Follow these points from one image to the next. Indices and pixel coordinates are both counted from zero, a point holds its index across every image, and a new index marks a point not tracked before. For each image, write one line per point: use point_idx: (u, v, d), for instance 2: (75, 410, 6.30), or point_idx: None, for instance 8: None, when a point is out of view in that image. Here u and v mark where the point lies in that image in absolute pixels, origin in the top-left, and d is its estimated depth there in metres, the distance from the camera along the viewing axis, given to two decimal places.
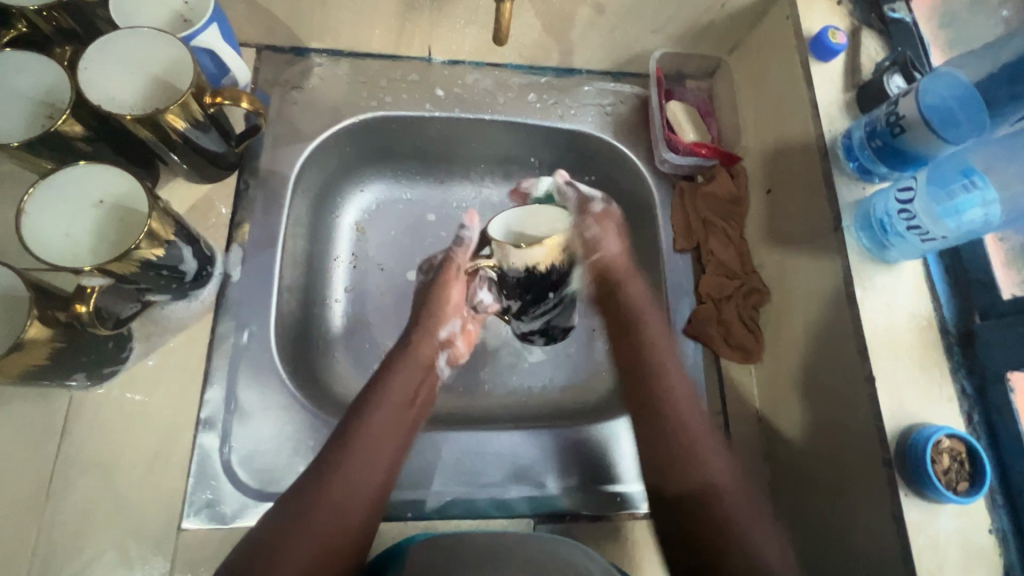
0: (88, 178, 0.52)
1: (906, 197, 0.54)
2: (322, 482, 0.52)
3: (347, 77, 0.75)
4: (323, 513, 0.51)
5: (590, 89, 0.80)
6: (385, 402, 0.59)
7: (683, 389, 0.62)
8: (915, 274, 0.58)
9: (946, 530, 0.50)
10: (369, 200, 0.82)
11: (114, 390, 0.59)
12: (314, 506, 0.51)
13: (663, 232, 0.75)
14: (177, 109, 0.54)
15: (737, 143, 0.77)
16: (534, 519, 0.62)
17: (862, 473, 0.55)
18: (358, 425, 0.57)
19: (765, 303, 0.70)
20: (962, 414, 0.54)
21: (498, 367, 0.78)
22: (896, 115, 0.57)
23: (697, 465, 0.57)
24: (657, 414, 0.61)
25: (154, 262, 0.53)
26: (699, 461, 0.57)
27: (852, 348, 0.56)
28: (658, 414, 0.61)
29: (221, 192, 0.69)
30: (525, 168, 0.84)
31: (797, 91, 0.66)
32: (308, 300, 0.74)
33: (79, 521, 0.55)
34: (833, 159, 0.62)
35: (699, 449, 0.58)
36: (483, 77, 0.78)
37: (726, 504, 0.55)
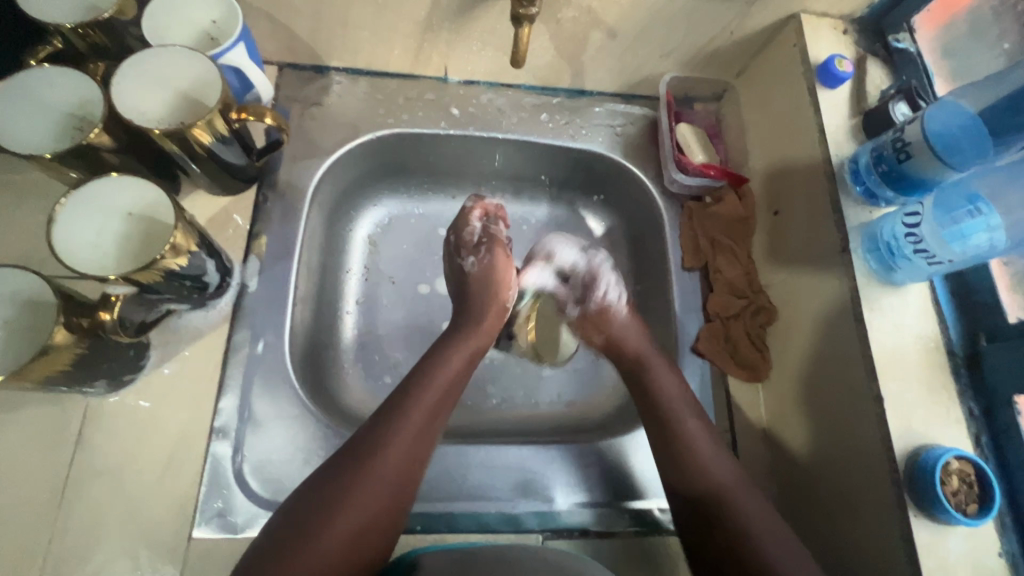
0: (117, 189, 0.54)
1: (913, 221, 0.56)
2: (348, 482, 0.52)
3: (365, 95, 0.77)
4: (351, 508, 0.51)
5: (600, 110, 0.82)
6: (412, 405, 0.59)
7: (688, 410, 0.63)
8: (920, 296, 0.59)
9: (956, 553, 0.50)
10: (382, 214, 0.84)
11: (129, 397, 0.60)
12: (339, 508, 0.51)
13: (671, 250, 0.77)
14: (204, 125, 0.56)
15: (744, 165, 0.79)
16: (542, 534, 0.63)
17: (871, 492, 0.55)
18: (396, 427, 0.56)
19: (772, 322, 0.71)
20: (970, 436, 0.55)
21: (506, 381, 0.79)
22: (902, 141, 0.58)
23: (716, 478, 0.58)
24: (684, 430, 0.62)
25: (177, 271, 0.54)
26: (702, 472, 0.59)
27: (860, 368, 0.57)
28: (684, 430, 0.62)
29: (240, 204, 0.70)
30: (535, 185, 0.86)
31: (805, 116, 0.68)
32: (321, 311, 0.75)
33: (91, 527, 0.55)
34: (840, 183, 0.63)
35: (708, 462, 0.59)
36: (496, 97, 0.80)
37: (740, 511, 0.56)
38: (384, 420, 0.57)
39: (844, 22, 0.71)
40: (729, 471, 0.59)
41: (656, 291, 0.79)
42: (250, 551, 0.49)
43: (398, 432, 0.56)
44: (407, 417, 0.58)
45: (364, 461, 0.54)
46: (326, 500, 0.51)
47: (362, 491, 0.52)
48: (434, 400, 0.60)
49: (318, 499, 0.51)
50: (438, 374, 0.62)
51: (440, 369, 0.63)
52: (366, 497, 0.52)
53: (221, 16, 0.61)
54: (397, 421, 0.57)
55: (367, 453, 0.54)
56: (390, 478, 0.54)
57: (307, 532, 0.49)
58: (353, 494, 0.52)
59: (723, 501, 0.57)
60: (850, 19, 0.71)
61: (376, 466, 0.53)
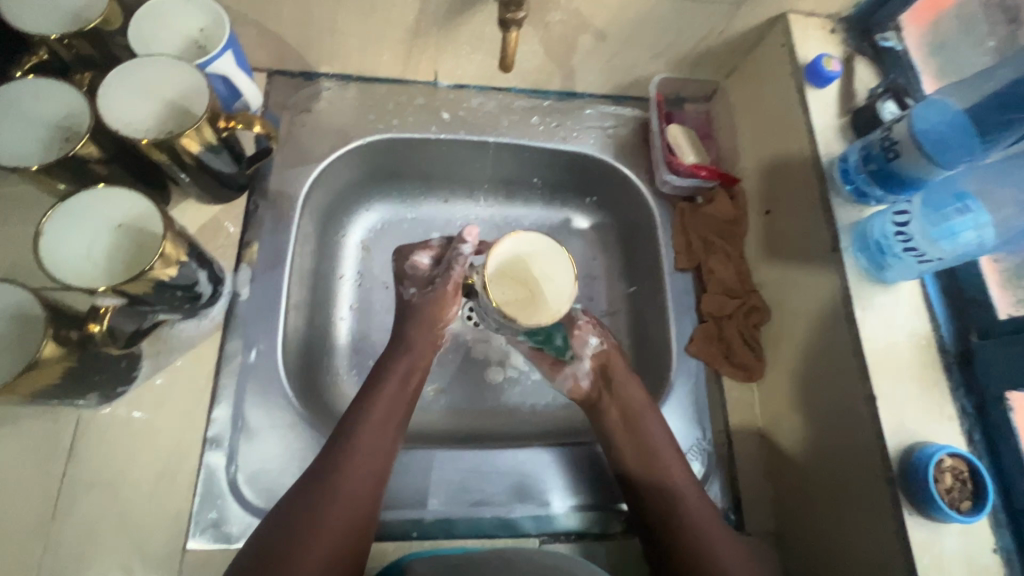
0: (108, 199, 0.54)
1: (902, 219, 0.56)
2: (318, 485, 0.55)
3: (355, 101, 0.77)
4: (332, 508, 0.53)
5: (591, 112, 0.82)
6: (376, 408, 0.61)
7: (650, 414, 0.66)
8: (912, 293, 0.59)
9: (950, 550, 0.50)
10: (374, 220, 0.84)
11: (121, 409, 0.60)
12: (316, 512, 0.53)
13: (664, 251, 0.77)
14: (193, 134, 0.56)
15: (735, 164, 0.79)
16: (539, 538, 0.63)
17: (866, 491, 0.55)
18: (348, 436, 0.58)
19: (765, 321, 0.71)
20: (962, 432, 0.55)
21: (501, 385, 0.78)
22: (890, 140, 0.58)
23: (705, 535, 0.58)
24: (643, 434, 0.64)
25: (167, 282, 0.54)
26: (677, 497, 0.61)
27: (853, 367, 0.57)
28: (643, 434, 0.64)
29: (231, 212, 0.70)
30: (527, 188, 0.86)
31: (795, 115, 0.68)
32: (315, 317, 0.75)
33: (85, 541, 0.55)
34: (829, 182, 0.63)
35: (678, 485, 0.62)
36: (486, 101, 0.80)
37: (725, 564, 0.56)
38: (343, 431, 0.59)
39: (832, 21, 0.71)
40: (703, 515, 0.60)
41: (649, 292, 0.79)
42: (238, 564, 0.50)
43: (339, 478, 0.55)
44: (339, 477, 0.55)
45: (296, 530, 0.52)
46: (271, 551, 0.50)
47: (297, 566, 0.50)
48: (369, 451, 0.58)
49: (263, 551, 0.50)
50: (365, 422, 0.60)
51: (375, 412, 0.61)
52: (336, 497, 0.54)
53: (208, 24, 0.61)
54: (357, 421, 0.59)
55: (300, 523, 0.52)
56: (323, 551, 0.51)
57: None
58: (328, 496, 0.54)
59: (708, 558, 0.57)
60: (838, 18, 0.71)
61: (346, 467, 0.56)
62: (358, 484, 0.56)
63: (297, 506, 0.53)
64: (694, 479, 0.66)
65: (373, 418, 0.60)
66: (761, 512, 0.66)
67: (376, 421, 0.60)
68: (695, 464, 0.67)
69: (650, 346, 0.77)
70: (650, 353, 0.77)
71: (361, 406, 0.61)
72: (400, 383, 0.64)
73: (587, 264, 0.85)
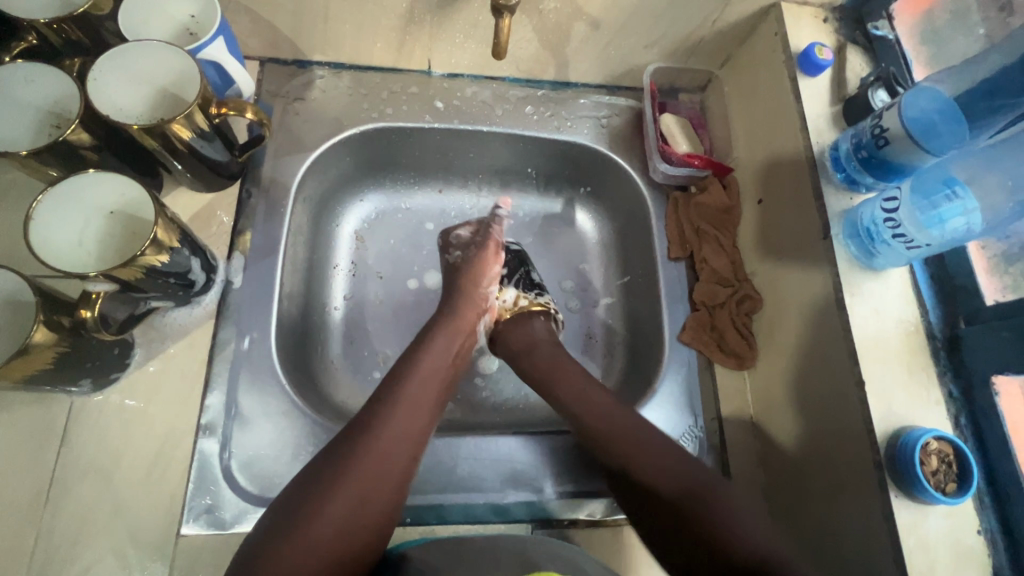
0: (99, 184, 0.54)
1: (891, 206, 0.56)
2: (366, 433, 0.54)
3: (349, 90, 0.77)
4: (378, 453, 0.53)
5: (585, 101, 0.82)
6: (422, 364, 0.61)
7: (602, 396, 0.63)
8: (901, 280, 0.60)
9: (936, 531, 0.51)
10: (368, 209, 0.84)
11: (114, 396, 0.60)
12: (361, 457, 0.52)
13: (658, 240, 0.77)
14: (183, 120, 0.55)
15: (728, 154, 0.79)
16: (531, 524, 0.64)
17: (855, 475, 0.56)
18: (393, 389, 0.58)
19: (757, 310, 0.72)
20: (949, 417, 0.56)
21: (494, 374, 0.79)
22: (880, 127, 0.59)
23: (690, 479, 0.55)
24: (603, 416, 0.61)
25: (159, 268, 0.54)
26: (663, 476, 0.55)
27: (842, 353, 0.58)
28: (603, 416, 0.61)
29: (224, 200, 0.70)
30: (521, 178, 0.86)
31: (787, 104, 0.68)
32: (309, 307, 0.75)
33: (78, 527, 0.55)
34: (821, 170, 0.64)
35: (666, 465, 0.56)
36: (481, 90, 0.80)
37: (723, 504, 0.53)
38: (388, 385, 0.59)
39: (825, 11, 0.71)
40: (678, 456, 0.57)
41: (643, 281, 0.79)
42: (276, 504, 0.50)
43: (383, 425, 0.55)
44: (379, 437, 0.54)
45: (336, 475, 0.51)
46: (311, 493, 0.49)
47: (334, 509, 0.49)
48: (410, 415, 0.57)
49: (303, 492, 0.50)
50: (410, 385, 0.59)
51: (420, 372, 0.61)
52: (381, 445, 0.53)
53: (199, 11, 0.61)
54: (402, 374, 0.60)
55: (343, 466, 0.51)
56: (360, 500, 0.50)
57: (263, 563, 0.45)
58: (373, 443, 0.53)
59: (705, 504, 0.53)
60: (831, 7, 0.71)
61: (391, 417, 0.56)
62: (402, 434, 0.55)
63: (343, 450, 0.52)
64: None
65: (418, 374, 0.60)
66: (752, 497, 0.67)
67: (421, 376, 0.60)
68: (688, 450, 0.67)
69: (643, 334, 0.78)
70: (643, 341, 0.77)
71: (409, 363, 0.61)
72: (448, 343, 0.65)
73: (581, 254, 0.86)
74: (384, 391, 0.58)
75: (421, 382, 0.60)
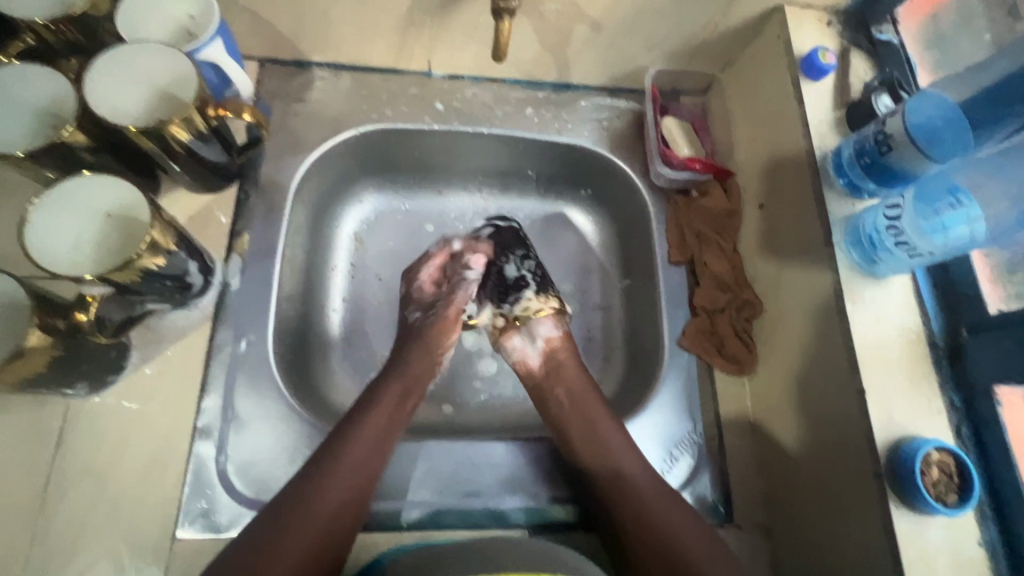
0: (96, 187, 0.54)
1: (894, 213, 0.56)
2: (325, 470, 0.56)
3: (348, 91, 0.76)
4: (338, 490, 0.55)
5: (586, 104, 0.81)
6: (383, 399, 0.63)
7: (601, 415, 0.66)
8: (903, 288, 0.59)
9: (936, 543, 0.51)
10: (367, 211, 0.83)
11: (110, 398, 0.59)
12: (319, 494, 0.54)
13: (658, 244, 0.77)
14: (181, 121, 0.56)
15: (730, 158, 0.79)
16: (528, 530, 0.63)
17: (855, 485, 0.55)
18: (355, 425, 0.60)
19: (758, 316, 0.71)
20: (951, 426, 0.55)
21: (493, 377, 0.78)
22: (883, 133, 0.58)
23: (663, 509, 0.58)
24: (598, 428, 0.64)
25: (155, 271, 0.54)
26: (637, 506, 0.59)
27: (843, 362, 0.57)
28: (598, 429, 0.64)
29: (222, 201, 0.69)
30: (521, 181, 0.85)
31: (790, 109, 0.67)
32: (307, 309, 0.75)
33: (73, 530, 0.55)
34: (823, 175, 0.63)
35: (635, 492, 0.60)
36: (481, 92, 0.80)
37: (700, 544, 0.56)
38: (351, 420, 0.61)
39: (829, 14, 0.70)
40: (668, 502, 0.59)
41: (643, 285, 0.79)
42: (231, 543, 0.51)
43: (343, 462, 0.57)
44: (340, 469, 0.56)
45: (295, 511, 0.53)
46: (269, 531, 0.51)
47: (295, 544, 0.51)
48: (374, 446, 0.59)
49: (260, 530, 0.52)
50: (371, 421, 0.61)
51: (382, 405, 0.63)
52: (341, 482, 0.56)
53: (198, 11, 0.61)
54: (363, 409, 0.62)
55: (303, 503, 0.54)
56: (322, 533, 0.53)
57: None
58: (334, 479, 0.56)
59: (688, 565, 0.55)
60: (836, 10, 0.70)
61: (350, 452, 0.58)
62: (362, 469, 0.58)
63: (304, 486, 0.55)
64: (685, 471, 0.66)
65: (381, 409, 0.62)
66: (751, 505, 0.66)
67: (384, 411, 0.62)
68: (687, 456, 0.67)
69: (643, 339, 0.77)
70: (642, 346, 0.77)
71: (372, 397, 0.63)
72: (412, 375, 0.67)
73: (581, 258, 0.85)
74: (349, 420, 0.61)
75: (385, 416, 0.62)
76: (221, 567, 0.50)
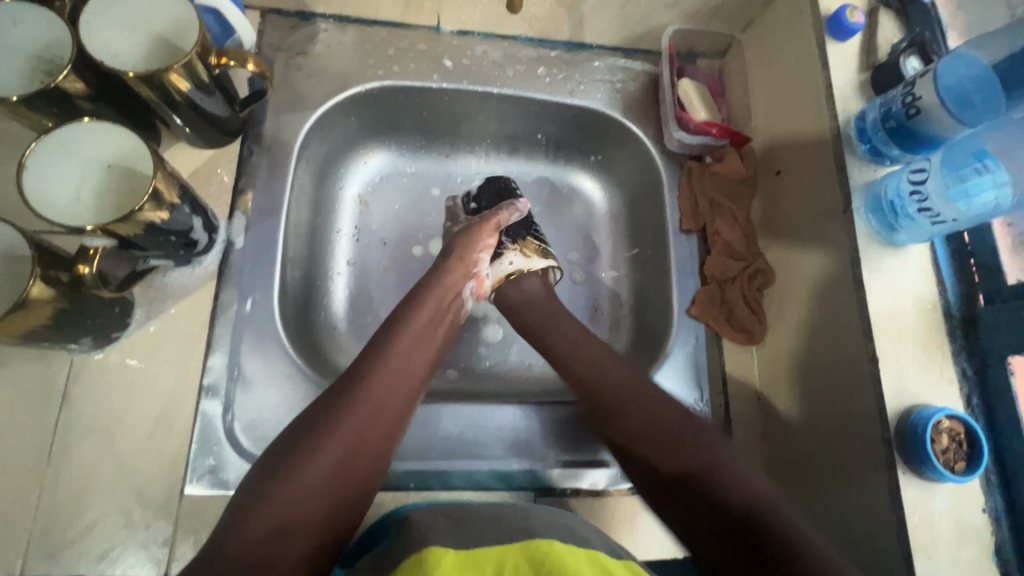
0: (95, 136, 0.52)
1: (918, 178, 0.54)
2: (355, 386, 0.54)
3: (354, 45, 0.73)
4: (367, 407, 0.53)
5: (600, 64, 0.79)
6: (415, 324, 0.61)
7: (631, 372, 0.62)
8: (921, 257, 0.58)
9: (940, 508, 0.51)
10: (373, 172, 0.81)
11: (115, 355, 0.59)
12: (351, 411, 0.52)
13: (669, 211, 0.75)
14: (182, 70, 0.53)
15: (747, 123, 0.77)
16: (534, 492, 0.64)
17: (863, 453, 0.55)
18: (384, 347, 0.58)
19: (769, 285, 0.70)
20: (961, 396, 0.55)
21: (499, 343, 0.78)
22: (913, 96, 0.56)
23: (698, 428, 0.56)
24: (610, 374, 0.61)
25: (160, 225, 0.52)
26: (691, 441, 0.54)
27: (856, 330, 0.56)
28: (610, 374, 0.61)
29: (224, 157, 0.67)
30: (531, 144, 0.83)
31: (813, 71, 0.65)
32: (311, 271, 0.74)
33: (80, 484, 0.55)
34: (845, 141, 0.61)
35: (684, 424, 0.56)
36: (492, 49, 0.77)
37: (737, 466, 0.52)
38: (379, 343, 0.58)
39: None
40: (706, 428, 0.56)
41: (653, 253, 0.78)
42: (262, 457, 0.49)
43: (373, 384, 0.54)
44: (375, 385, 0.54)
45: (324, 426, 0.51)
46: (299, 443, 0.49)
47: (324, 457, 0.49)
48: (402, 367, 0.57)
49: (290, 441, 0.50)
50: (402, 342, 0.59)
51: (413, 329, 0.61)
52: (369, 401, 0.53)
53: None
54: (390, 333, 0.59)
55: (332, 417, 0.51)
56: (349, 448, 0.51)
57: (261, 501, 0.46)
58: (365, 396, 0.53)
59: (714, 467, 0.52)
60: None
61: (381, 371, 0.55)
62: (390, 391, 0.55)
63: (336, 401, 0.52)
64: None
65: (413, 336, 0.60)
66: None
67: (415, 336, 0.60)
68: None
69: (651, 307, 0.76)
70: (650, 313, 0.76)
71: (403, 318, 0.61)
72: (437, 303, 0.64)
73: (589, 225, 0.84)
74: (378, 340, 0.59)
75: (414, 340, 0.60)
76: (256, 475, 0.48)
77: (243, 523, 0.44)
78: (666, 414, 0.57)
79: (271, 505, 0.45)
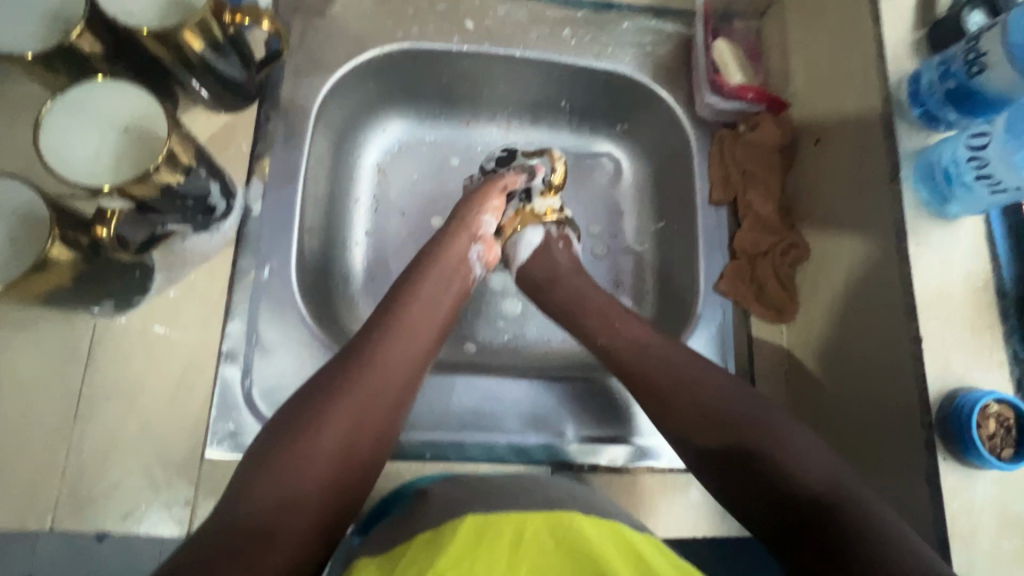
0: (109, 97, 0.51)
1: (978, 143, 0.50)
2: (357, 365, 0.52)
3: (372, 6, 0.71)
4: (370, 386, 0.51)
5: (629, 26, 0.74)
6: (416, 301, 0.59)
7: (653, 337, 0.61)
8: (974, 231, 0.54)
9: (982, 497, 0.48)
10: (391, 140, 0.79)
11: (136, 319, 0.59)
12: (353, 389, 0.51)
13: (698, 182, 0.72)
14: (195, 27, 0.51)
15: (785, 88, 0.72)
16: (550, 467, 0.62)
17: (901, 436, 0.52)
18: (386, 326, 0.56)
19: (803, 260, 0.67)
20: (1012, 380, 0.52)
21: (518, 317, 0.76)
22: (976, 52, 0.51)
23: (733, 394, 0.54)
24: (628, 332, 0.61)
25: (176, 188, 0.52)
26: (718, 401, 0.54)
27: (899, 308, 0.53)
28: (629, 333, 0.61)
29: (241, 122, 0.66)
30: (554, 112, 0.80)
31: (862, 28, 0.60)
32: (330, 240, 0.73)
33: (105, 444, 0.56)
34: (895, 104, 0.56)
35: (702, 384, 0.56)
36: (515, 9, 0.73)
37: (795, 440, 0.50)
38: (381, 323, 0.57)
39: None
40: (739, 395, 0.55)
41: (680, 226, 0.74)
42: (262, 435, 0.48)
43: (373, 363, 0.53)
44: (375, 365, 0.53)
45: (326, 403, 0.49)
46: (301, 421, 0.48)
47: (325, 435, 0.48)
48: (403, 348, 0.55)
49: (292, 418, 0.48)
50: (403, 320, 0.57)
51: (416, 306, 0.59)
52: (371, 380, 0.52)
53: None
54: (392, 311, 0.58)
55: (334, 395, 0.50)
56: (351, 426, 0.49)
57: (267, 472, 0.45)
58: (367, 375, 0.52)
59: (758, 441, 0.51)
60: None
61: (382, 353, 0.54)
62: (391, 373, 0.53)
63: (338, 379, 0.51)
64: None
65: (415, 316, 0.58)
66: None
67: (418, 315, 0.58)
68: None
69: (676, 282, 0.74)
70: (675, 289, 0.74)
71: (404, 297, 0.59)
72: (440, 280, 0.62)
73: (613, 197, 0.81)
74: (378, 320, 0.57)
75: (416, 318, 0.58)
76: (259, 449, 0.47)
77: (246, 496, 0.44)
78: (694, 376, 0.56)
79: (270, 487, 0.44)
